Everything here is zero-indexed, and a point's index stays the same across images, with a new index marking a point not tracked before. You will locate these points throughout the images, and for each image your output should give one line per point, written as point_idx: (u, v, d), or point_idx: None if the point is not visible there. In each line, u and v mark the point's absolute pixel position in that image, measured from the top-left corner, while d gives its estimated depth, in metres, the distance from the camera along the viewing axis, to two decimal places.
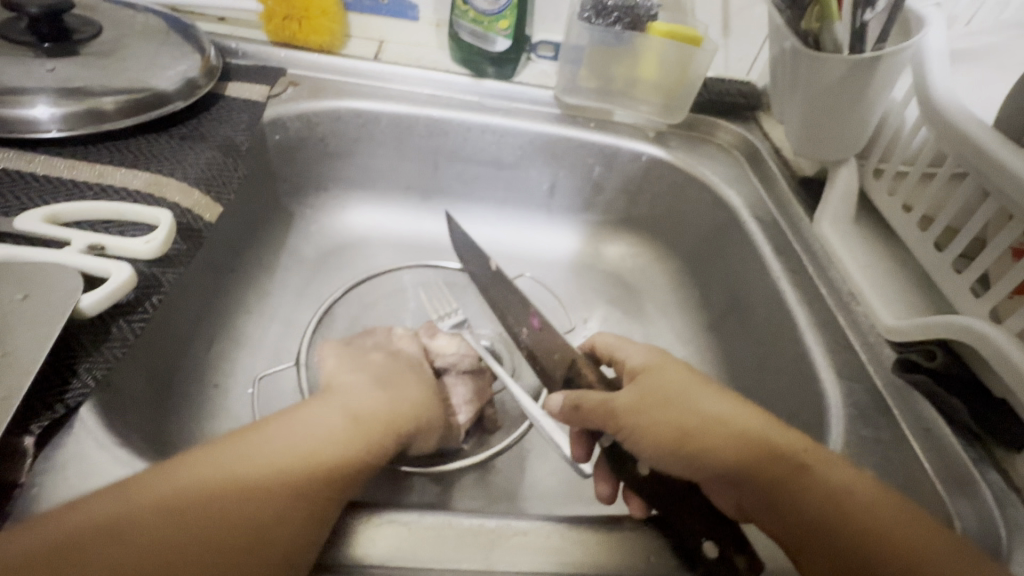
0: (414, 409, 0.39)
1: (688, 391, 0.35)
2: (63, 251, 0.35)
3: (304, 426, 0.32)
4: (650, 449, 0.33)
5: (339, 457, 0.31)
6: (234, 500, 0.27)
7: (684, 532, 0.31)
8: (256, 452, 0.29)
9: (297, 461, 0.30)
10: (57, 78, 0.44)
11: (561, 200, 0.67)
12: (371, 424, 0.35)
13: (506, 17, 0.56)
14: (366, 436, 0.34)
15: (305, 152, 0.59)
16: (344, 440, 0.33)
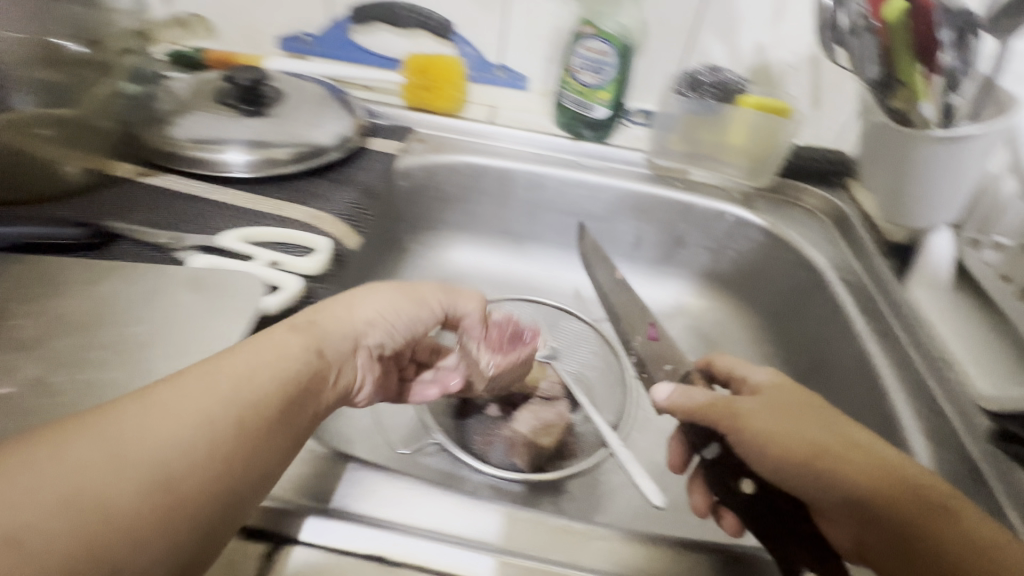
0: (334, 329, 0.36)
1: (825, 415, 0.37)
2: (253, 264, 0.45)
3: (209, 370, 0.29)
4: (776, 447, 0.36)
5: (259, 389, 0.29)
6: (165, 464, 0.25)
7: (792, 558, 0.35)
8: (163, 418, 0.26)
9: (207, 397, 0.27)
10: (252, 133, 0.57)
11: (645, 251, 0.72)
12: (292, 347, 0.33)
13: (607, 89, 0.64)
14: (294, 361, 0.32)
15: (422, 198, 0.68)
16: (278, 364, 0.31)
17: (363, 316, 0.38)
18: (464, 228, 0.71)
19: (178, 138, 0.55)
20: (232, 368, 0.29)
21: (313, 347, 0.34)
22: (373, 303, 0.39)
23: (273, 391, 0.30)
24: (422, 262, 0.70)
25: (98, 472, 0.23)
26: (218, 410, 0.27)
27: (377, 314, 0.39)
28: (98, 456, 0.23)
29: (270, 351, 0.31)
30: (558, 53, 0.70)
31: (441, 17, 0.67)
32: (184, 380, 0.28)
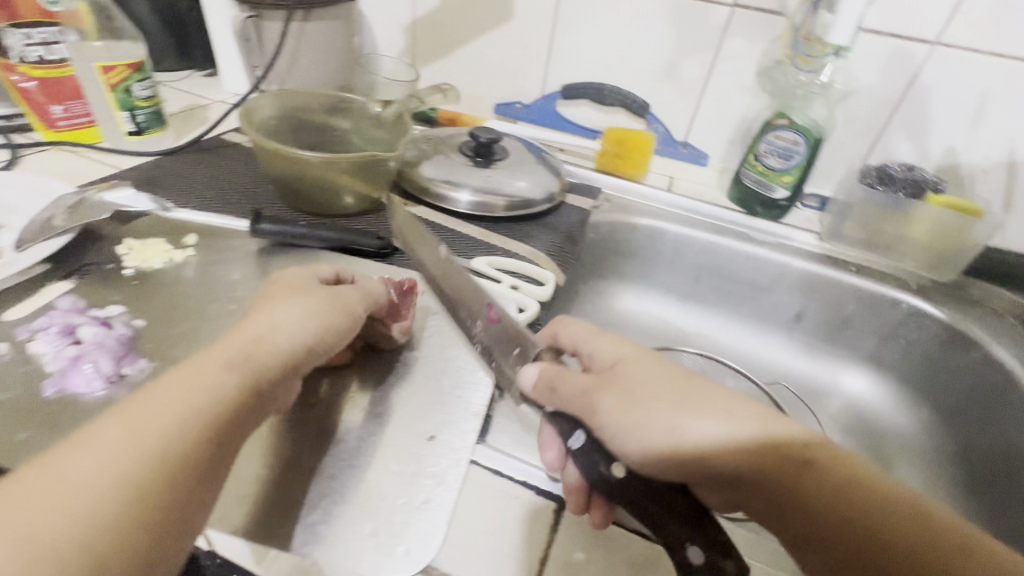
0: (285, 331, 0.35)
1: (641, 380, 0.34)
2: (500, 285, 0.53)
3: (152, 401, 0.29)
4: (639, 447, 0.32)
5: (206, 384, 0.31)
6: (125, 459, 0.27)
7: (673, 540, 0.31)
8: (125, 416, 0.28)
9: (151, 433, 0.28)
10: (485, 181, 0.69)
11: (807, 327, 0.75)
12: (217, 370, 0.31)
13: (791, 174, 0.70)
14: (228, 396, 0.31)
15: (603, 249, 0.77)
16: (200, 394, 0.30)
17: (293, 315, 0.36)
18: (633, 280, 0.81)
19: (426, 178, 0.69)
20: (183, 370, 0.31)
21: (252, 346, 0.34)
22: (316, 294, 0.39)
23: (233, 382, 0.32)
24: (594, 307, 0.79)
25: (94, 466, 0.26)
26: (201, 400, 0.30)
27: (291, 309, 0.37)
28: (73, 453, 0.27)
29: (203, 352, 0.33)
30: (740, 137, 0.77)
31: (640, 100, 0.79)
32: (170, 379, 0.31)
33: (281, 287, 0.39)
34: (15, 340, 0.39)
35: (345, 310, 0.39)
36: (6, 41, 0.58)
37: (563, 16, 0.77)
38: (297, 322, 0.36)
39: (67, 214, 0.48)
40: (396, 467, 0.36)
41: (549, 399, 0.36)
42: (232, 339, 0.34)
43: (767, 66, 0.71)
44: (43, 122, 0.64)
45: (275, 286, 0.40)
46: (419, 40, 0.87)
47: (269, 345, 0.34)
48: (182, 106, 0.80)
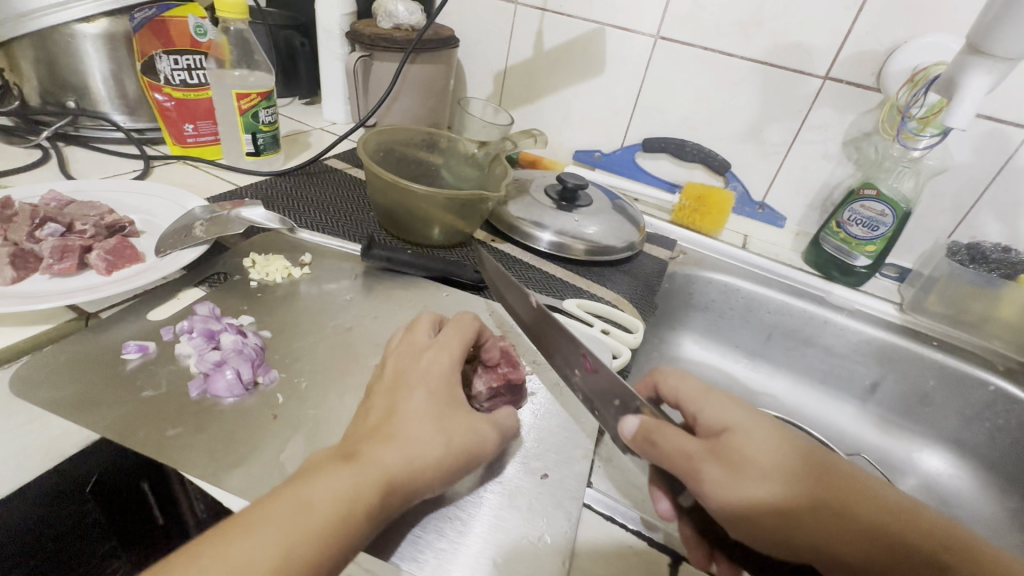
0: (416, 469, 0.33)
1: (747, 450, 0.33)
2: (593, 330, 0.55)
3: (272, 525, 0.27)
4: (719, 499, 0.32)
5: (347, 521, 0.29)
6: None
7: None
8: (275, 536, 0.26)
9: (262, 569, 0.25)
10: (571, 224, 0.71)
11: (881, 397, 0.74)
12: (337, 498, 0.29)
13: (875, 244, 0.70)
14: (341, 531, 0.28)
15: (675, 300, 0.78)
16: (317, 525, 0.28)
17: (428, 452, 0.34)
18: (701, 331, 0.81)
19: (514, 217, 0.72)
20: (328, 496, 0.29)
21: (390, 489, 0.31)
22: (452, 426, 0.36)
23: (365, 528, 0.29)
24: (661, 356, 0.80)
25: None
26: (337, 540, 0.28)
27: (427, 445, 0.34)
28: (215, 567, 0.25)
29: (350, 478, 0.30)
30: (821, 202, 0.78)
31: (721, 159, 0.81)
32: (318, 501, 0.28)
33: (418, 397, 0.37)
34: (161, 340, 0.42)
35: (472, 452, 0.36)
36: (157, 65, 0.65)
37: (652, 75, 0.81)
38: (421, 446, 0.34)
39: (204, 226, 0.52)
40: (512, 502, 0.37)
41: (648, 453, 0.36)
42: (374, 471, 0.31)
43: (854, 137, 0.72)
44: (175, 138, 0.70)
45: (408, 390, 0.37)
46: (508, 90, 0.94)
47: (399, 491, 0.32)
48: (288, 132, 0.86)
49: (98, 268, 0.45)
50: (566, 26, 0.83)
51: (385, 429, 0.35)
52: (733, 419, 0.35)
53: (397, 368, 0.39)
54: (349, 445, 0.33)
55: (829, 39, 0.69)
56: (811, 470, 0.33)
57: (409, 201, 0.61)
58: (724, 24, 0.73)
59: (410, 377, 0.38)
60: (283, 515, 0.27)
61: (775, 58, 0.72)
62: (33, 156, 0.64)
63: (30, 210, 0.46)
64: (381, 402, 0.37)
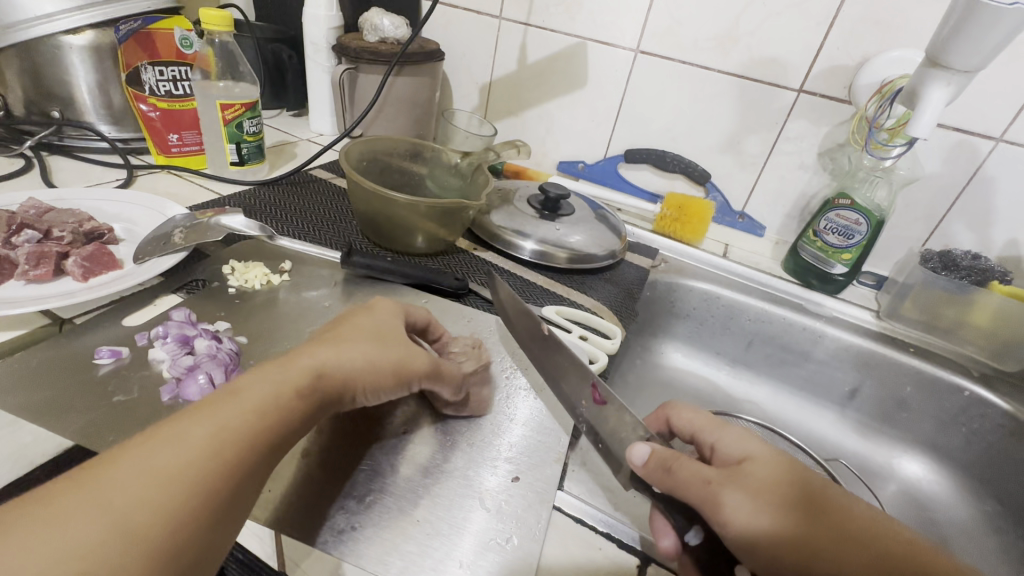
0: (298, 400, 0.33)
1: (767, 478, 0.34)
2: (570, 336, 0.55)
3: (241, 397, 0.31)
4: (737, 524, 0.32)
5: (212, 457, 0.28)
6: (209, 452, 0.28)
7: None
8: (225, 409, 0.30)
9: (225, 430, 0.29)
10: (553, 232, 0.72)
11: (861, 404, 0.74)
12: (295, 377, 0.33)
13: (851, 252, 0.71)
14: (294, 400, 0.32)
15: (657, 307, 0.79)
16: (275, 396, 0.32)
17: (313, 387, 0.34)
18: (684, 339, 0.82)
19: (496, 226, 0.73)
20: (190, 436, 0.28)
21: (266, 419, 0.31)
22: (343, 361, 0.36)
23: (237, 458, 0.29)
24: (644, 363, 0.80)
25: (178, 457, 0.27)
26: (202, 473, 0.27)
27: (313, 378, 0.34)
28: (172, 438, 0.28)
29: (213, 418, 0.29)
30: (798, 212, 0.80)
31: (701, 169, 0.82)
32: (179, 440, 0.28)
33: (321, 340, 0.37)
34: (135, 346, 0.42)
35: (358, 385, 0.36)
36: (142, 76, 0.66)
37: (633, 88, 0.82)
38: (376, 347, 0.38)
39: (184, 234, 0.53)
40: (482, 505, 0.37)
41: (661, 480, 0.35)
42: (246, 407, 0.31)
43: (829, 148, 0.74)
44: (158, 147, 0.70)
45: (313, 338, 0.38)
46: (493, 103, 0.95)
47: (279, 419, 0.32)
48: (274, 142, 0.87)
49: (74, 274, 0.45)
50: (548, 41, 0.85)
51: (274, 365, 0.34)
52: (754, 449, 0.36)
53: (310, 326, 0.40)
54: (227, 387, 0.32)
55: (803, 54, 0.71)
56: (824, 501, 0.33)
57: (391, 209, 0.62)
58: (701, 39, 0.75)
59: (322, 332, 0.39)
60: (251, 390, 0.31)
61: (750, 72, 0.74)
62: (15, 164, 0.65)
63: (9, 217, 0.47)
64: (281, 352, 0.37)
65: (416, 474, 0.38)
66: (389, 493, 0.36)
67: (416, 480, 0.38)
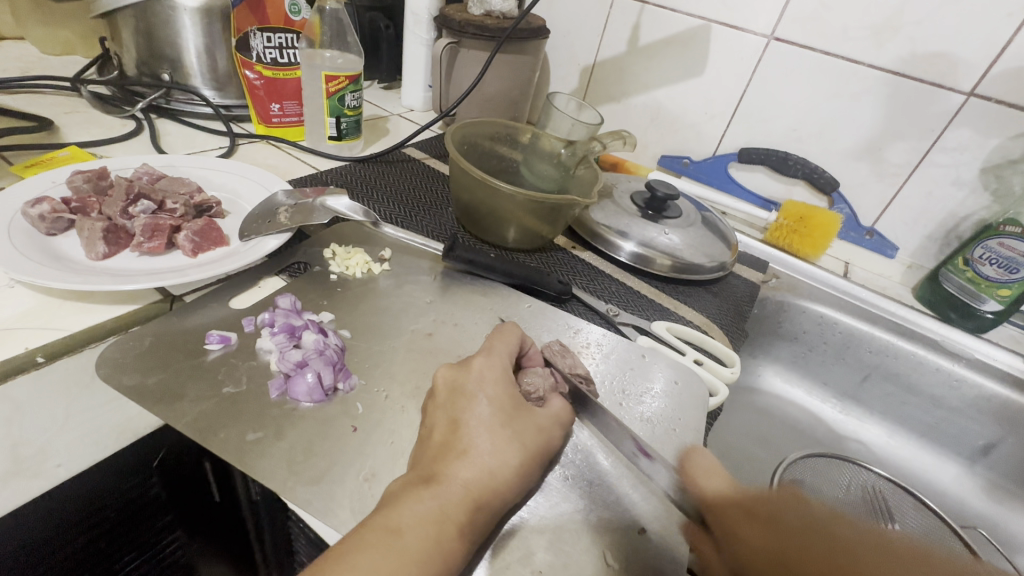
0: (498, 478, 0.32)
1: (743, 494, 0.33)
2: (685, 358, 0.50)
3: (450, 487, 0.31)
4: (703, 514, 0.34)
5: (442, 544, 0.28)
6: (431, 547, 0.28)
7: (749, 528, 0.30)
8: (437, 501, 0.30)
9: (444, 522, 0.29)
10: (659, 237, 0.66)
11: (996, 462, 0.65)
12: (502, 461, 0.33)
13: (1011, 287, 0.61)
14: (497, 488, 0.32)
15: (762, 326, 0.72)
16: (481, 484, 0.31)
17: (506, 463, 0.33)
18: (786, 363, 0.74)
19: (597, 224, 0.67)
20: (418, 524, 0.28)
21: (477, 508, 0.30)
22: (522, 431, 0.35)
23: (465, 536, 0.29)
24: (738, 385, 0.74)
25: (407, 552, 0.27)
26: (437, 559, 0.28)
27: (503, 455, 0.33)
28: (405, 533, 0.28)
29: (434, 504, 0.30)
30: (943, 234, 0.69)
31: (829, 176, 0.73)
32: (403, 528, 0.28)
33: (481, 407, 0.35)
34: (243, 332, 0.41)
35: (544, 454, 0.35)
36: (250, 42, 0.64)
37: (759, 80, 0.74)
38: (553, 426, 0.37)
39: (289, 212, 0.51)
40: (603, 562, 0.33)
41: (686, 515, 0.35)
42: (458, 492, 0.31)
43: (996, 163, 0.63)
44: (260, 117, 0.69)
45: (473, 397, 0.35)
46: (594, 86, 0.89)
47: (489, 499, 0.31)
48: (367, 116, 0.84)
49: (184, 249, 0.44)
50: (667, 21, 0.77)
51: (455, 444, 0.33)
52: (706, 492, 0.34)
53: (453, 381, 0.37)
54: (422, 468, 0.32)
55: (983, 51, 0.60)
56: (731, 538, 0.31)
57: (493, 199, 0.57)
58: (854, 28, 0.66)
59: (470, 386, 0.36)
60: (462, 477, 0.31)
61: (909, 69, 0.64)
62: (127, 127, 0.65)
63: (126, 186, 0.46)
64: (440, 417, 0.35)
65: (530, 513, 0.35)
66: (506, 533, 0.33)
67: (532, 518, 0.35)
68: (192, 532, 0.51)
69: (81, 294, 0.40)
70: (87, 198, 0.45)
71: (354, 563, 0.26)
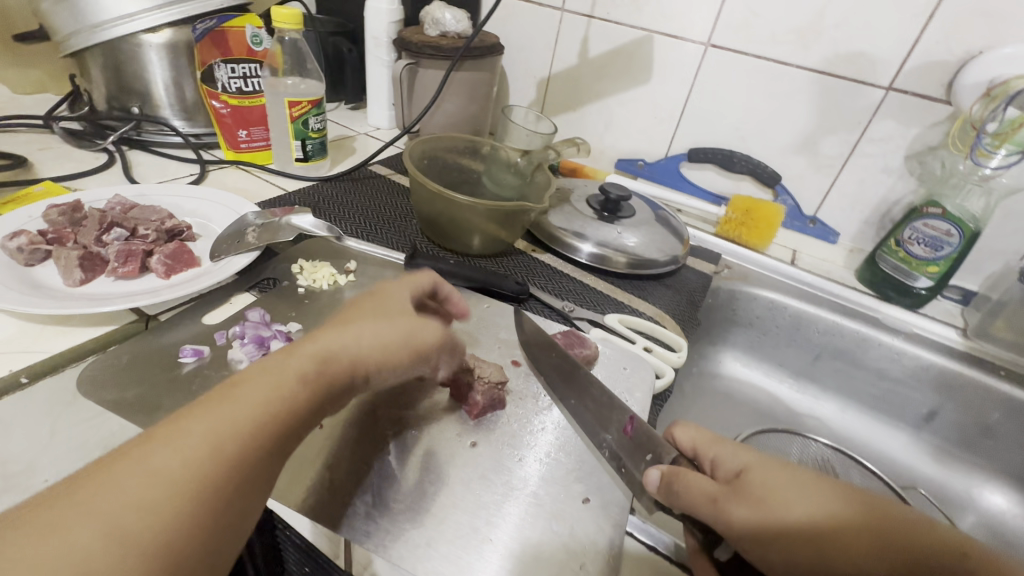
0: (354, 347, 0.36)
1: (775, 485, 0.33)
2: (635, 347, 0.54)
3: (305, 352, 0.34)
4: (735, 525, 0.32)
5: (283, 387, 0.31)
6: (275, 393, 0.31)
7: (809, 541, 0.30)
8: (288, 363, 0.33)
9: (288, 377, 0.32)
10: (614, 236, 0.70)
11: (940, 428, 0.70)
12: (358, 337, 0.36)
13: (939, 264, 0.66)
14: (347, 355, 0.35)
15: (718, 314, 0.76)
16: (333, 349, 0.35)
17: (364, 338, 0.36)
18: (743, 348, 0.79)
19: (555, 227, 0.71)
20: (269, 372, 0.32)
21: (328, 358, 0.34)
22: (383, 320, 0.38)
23: (308, 389, 0.32)
24: (700, 372, 0.78)
25: (250, 398, 0.30)
26: (278, 401, 0.31)
27: (358, 330, 0.37)
28: (249, 385, 0.31)
29: (282, 361, 0.33)
30: (878, 219, 0.74)
31: (771, 170, 0.78)
32: (253, 383, 0.31)
33: (370, 305, 0.40)
34: (216, 345, 0.44)
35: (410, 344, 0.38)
36: (215, 73, 0.68)
37: (700, 84, 0.79)
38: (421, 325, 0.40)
39: (256, 232, 0.54)
40: (552, 530, 0.37)
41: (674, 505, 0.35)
42: (308, 353, 0.34)
43: (918, 151, 0.69)
44: (229, 143, 0.72)
45: (369, 302, 0.41)
46: (551, 97, 0.93)
47: (344, 360, 0.35)
48: (334, 136, 0.88)
49: (158, 271, 0.47)
50: (612, 33, 0.82)
51: (324, 332, 0.37)
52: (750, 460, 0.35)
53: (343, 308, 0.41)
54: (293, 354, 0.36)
55: (896, 49, 0.65)
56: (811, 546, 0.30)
57: (452, 210, 0.61)
58: (780, 32, 0.71)
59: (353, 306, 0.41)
60: (320, 345, 0.35)
61: (833, 68, 0.69)
62: (100, 159, 0.68)
63: (99, 215, 0.49)
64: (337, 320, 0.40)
65: (487, 493, 0.38)
66: (464, 512, 0.37)
67: (488, 496, 0.38)
68: None
69: (60, 318, 0.43)
70: (63, 229, 0.48)
71: (201, 411, 0.29)
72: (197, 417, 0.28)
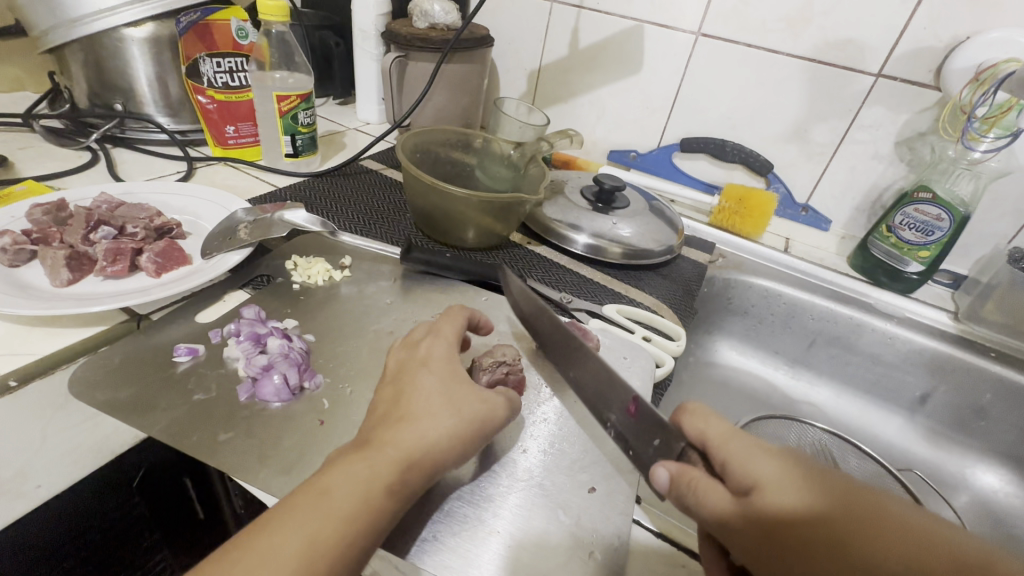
0: (431, 438, 0.34)
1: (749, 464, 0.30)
2: (634, 336, 0.53)
3: (390, 447, 0.33)
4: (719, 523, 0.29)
5: (371, 502, 0.31)
6: (361, 500, 0.30)
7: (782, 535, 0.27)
8: (372, 463, 0.32)
9: (371, 481, 0.31)
10: (609, 227, 0.70)
11: (933, 410, 0.71)
12: (434, 424, 0.35)
13: (929, 249, 0.67)
14: (430, 450, 0.34)
15: (713, 303, 0.76)
16: (415, 444, 0.34)
17: (439, 426, 0.35)
18: (739, 337, 0.79)
19: (549, 219, 0.71)
20: (347, 485, 0.31)
21: (408, 468, 0.32)
22: (459, 400, 0.37)
23: (391, 501, 0.31)
24: (696, 361, 0.78)
25: (337, 505, 0.30)
26: (366, 513, 0.30)
27: (437, 419, 0.35)
28: (337, 490, 0.30)
29: (366, 465, 0.32)
30: (869, 205, 0.75)
31: (763, 158, 0.78)
32: (341, 486, 0.31)
33: (427, 379, 0.38)
34: (210, 343, 0.43)
35: (482, 424, 0.37)
36: (200, 68, 0.66)
37: (691, 74, 0.79)
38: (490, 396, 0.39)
39: (248, 229, 0.53)
40: (558, 520, 0.37)
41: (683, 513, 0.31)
42: (393, 453, 0.33)
43: (908, 137, 0.69)
44: (216, 140, 0.71)
45: (426, 370, 0.38)
46: (542, 88, 0.93)
47: (419, 466, 0.33)
48: (324, 132, 0.87)
49: (148, 270, 0.46)
50: (602, 23, 0.82)
51: (396, 412, 0.36)
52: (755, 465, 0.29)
53: (401, 361, 0.40)
54: (364, 434, 0.35)
55: (886, 35, 0.66)
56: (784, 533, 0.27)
57: (446, 203, 0.60)
58: (771, 20, 0.71)
59: (416, 364, 0.39)
60: (400, 439, 0.33)
61: (823, 56, 0.70)
62: (83, 158, 0.66)
63: (85, 214, 0.48)
64: (388, 390, 0.38)
65: (492, 485, 0.38)
66: (468, 503, 0.36)
67: (493, 489, 0.38)
68: (177, 547, 0.52)
69: (49, 319, 0.41)
70: (48, 228, 0.47)
71: (291, 519, 0.29)
72: (285, 524, 0.28)
